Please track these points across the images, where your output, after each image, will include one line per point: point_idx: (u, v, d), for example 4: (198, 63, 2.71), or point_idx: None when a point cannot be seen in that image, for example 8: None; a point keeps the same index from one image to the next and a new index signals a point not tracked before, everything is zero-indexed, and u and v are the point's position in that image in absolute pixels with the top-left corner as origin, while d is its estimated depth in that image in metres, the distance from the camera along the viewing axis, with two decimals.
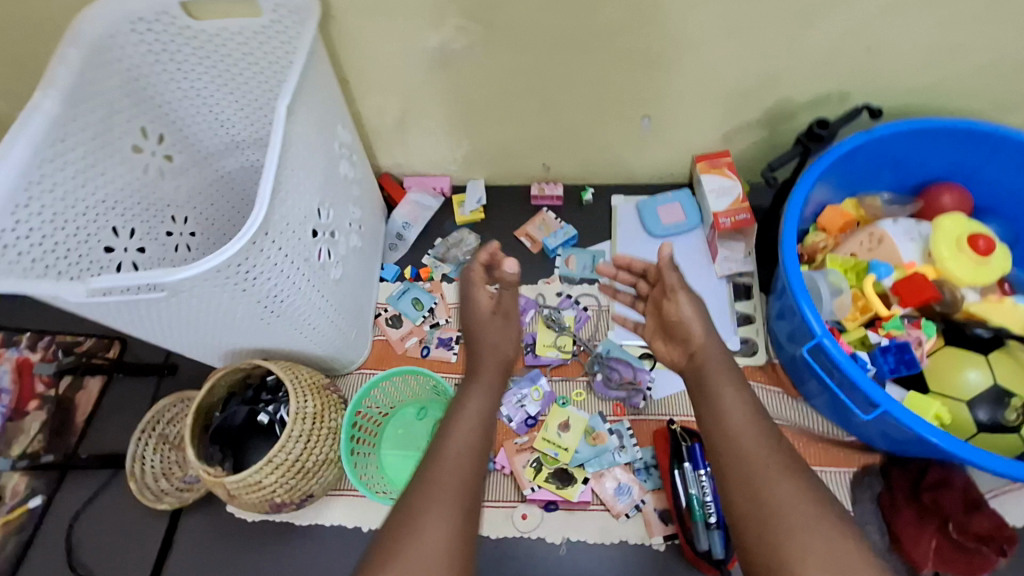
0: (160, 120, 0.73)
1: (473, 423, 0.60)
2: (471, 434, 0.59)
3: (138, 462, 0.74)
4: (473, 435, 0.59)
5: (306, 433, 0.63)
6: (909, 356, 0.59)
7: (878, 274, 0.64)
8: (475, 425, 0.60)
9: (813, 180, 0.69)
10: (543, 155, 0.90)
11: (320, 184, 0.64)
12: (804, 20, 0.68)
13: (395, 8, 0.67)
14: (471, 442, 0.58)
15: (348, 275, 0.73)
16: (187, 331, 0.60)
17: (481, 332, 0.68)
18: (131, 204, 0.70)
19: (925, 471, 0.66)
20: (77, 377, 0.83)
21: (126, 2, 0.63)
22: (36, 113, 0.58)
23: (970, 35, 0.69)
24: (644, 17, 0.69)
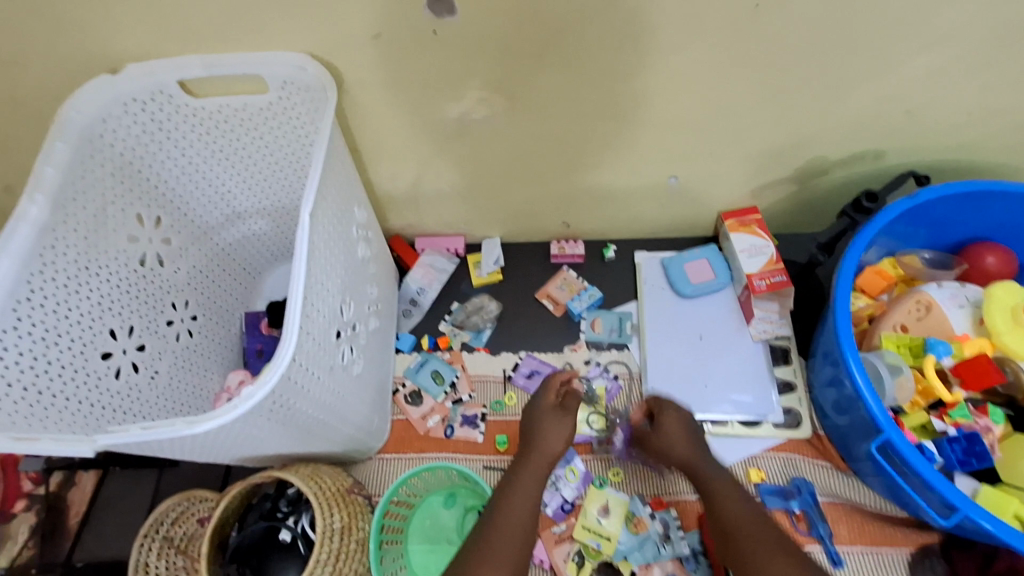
0: (157, 202, 0.67)
1: (523, 505, 0.61)
2: (521, 518, 0.60)
3: (141, 572, 0.68)
4: (524, 518, 0.60)
5: (334, 553, 0.58)
6: (979, 448, 0.56)
7: (937, 354, 0.60)
8: (527, 504, 0.62)
9: (860, 251, 0.65)
10: (563, 213, 0.85)
11: (341, 277, 0.59)
12: (845, 84, 0.65)
13: (412, 81, 0.62)
14: (522, 524, 0.60)
15: (368, 363, 0.68)
16: (201, 452, 0.54)
17: (542, 424, 0.68)
18: (127, 299, 0.65)
19: (992, 557, 0.63)
20: (68, 473, 0.77)
21: (117, 85, 0.57)
22: (22, 222, 0.54)
23: (1018, 94, 0.66)
24: (677, 85, 0.64)
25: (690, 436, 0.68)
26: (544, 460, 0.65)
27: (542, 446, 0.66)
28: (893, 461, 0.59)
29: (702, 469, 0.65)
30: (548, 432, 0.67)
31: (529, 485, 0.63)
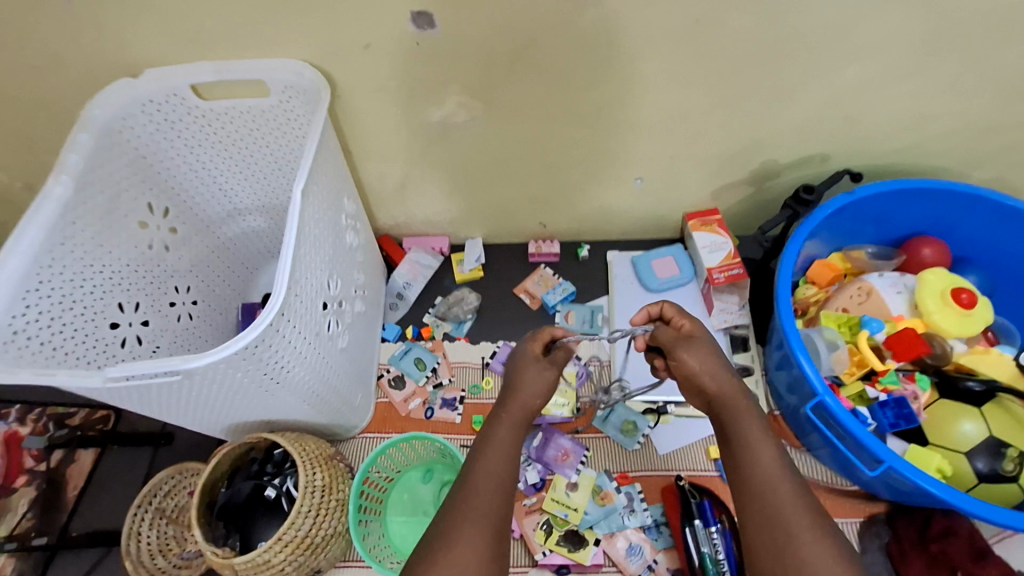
0: (165, 194, 0.74)
1: (504, 459, 0.54)
2: (501, 473, 0.53)
3: (134, 539, 0.72)
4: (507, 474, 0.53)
5: (316, 507, 0.63)
6: (907, 411, 0.62)
7: (871, 329, 0.67)
8: (507, 456, 0.54)
9: (802, 240, 0.72)
10: (539, 214, 0.92)
11: (329, 257, 0.65)
12: (788, 94, 0.71)
13: (397, 87, 0.70)
14: (503, 478, 0.53)
15: (353, 341, 0.74)
16: (196, 408, 0.59)
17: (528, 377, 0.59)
18: (134, 279, 0.71)
19: (931, 520, 0.67)
20: (68, 451, 0.81)
21: (137, 86, 0.65)
22: (47, 199, 0.59)
23: (945, 104, 0.73)
24: (637, 93, 0.71)
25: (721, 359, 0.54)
26: (524, 410, 0.57)
27: (517, 399, 0.58)
28: (832, 426, 0.64)
29: (734, 400, 0.52)
30: (528, 381, 0.59)
31: (508, 438, 0.55)
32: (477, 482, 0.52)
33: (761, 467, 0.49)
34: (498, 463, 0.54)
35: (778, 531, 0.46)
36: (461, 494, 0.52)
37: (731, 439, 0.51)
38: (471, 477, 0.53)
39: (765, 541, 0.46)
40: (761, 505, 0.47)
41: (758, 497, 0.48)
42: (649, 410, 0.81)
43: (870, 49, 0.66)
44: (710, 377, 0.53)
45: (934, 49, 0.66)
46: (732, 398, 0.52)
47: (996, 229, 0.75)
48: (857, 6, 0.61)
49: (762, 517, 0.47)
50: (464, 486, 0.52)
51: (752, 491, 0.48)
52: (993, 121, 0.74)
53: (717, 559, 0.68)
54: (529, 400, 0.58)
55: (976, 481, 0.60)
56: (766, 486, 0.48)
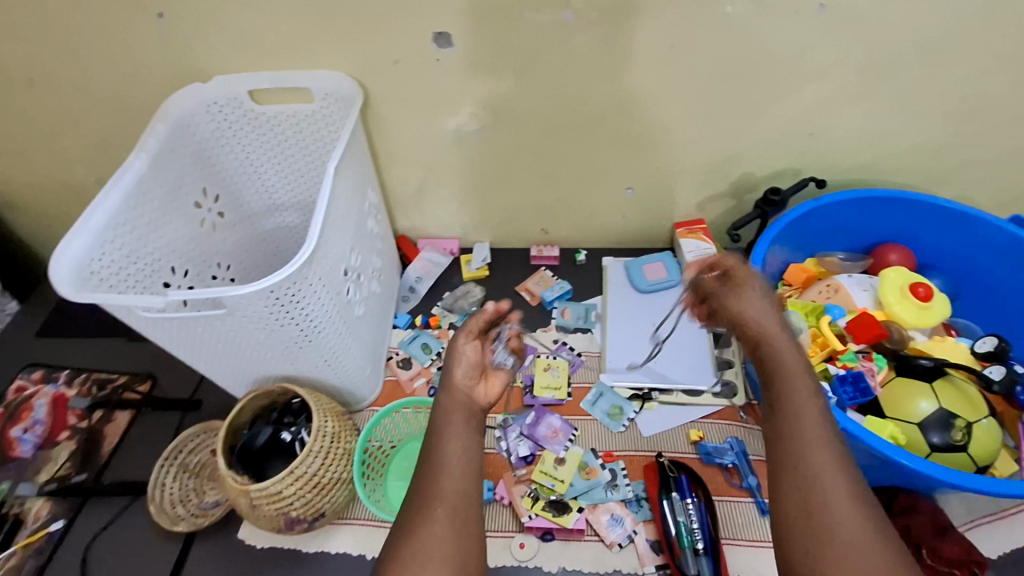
0: (218, 183, 0.87)
1: (455, 443, 0.57)
2: (452, 447, 0.56)
3: (159, 488, 0.79)
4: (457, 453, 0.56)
5: (325, 450, 0.72)
6: (863, 385, 0.71)
7: (833, 315, 0.80)
8: (464, 444, 0.57)
9: (770, 240, 0.82)
10: (542, 221, 1.01)
11: (352, 234, 0.77)
12: (759, 112, 0.81)
13: (418, 98, 0.82)
14: (466, 453, 0.56)
15: (368, 315, 0.83)
16: (228, 350, 0.69)
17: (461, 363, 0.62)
18: (185, 249, 0.83)
19: (895, 497, 0.71)
20: (107, 411, 0.90)
21: (206, 90, 0.79)
22: (128, 171, 0.72)
23: (898, 123, 0.82)
24: (627, 107, 0.82)
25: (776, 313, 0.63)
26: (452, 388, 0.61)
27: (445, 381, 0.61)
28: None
29: (774, 348, 0.60)
30: (452, 357, 0.63)
31: (452, 417, 0.59)
32: (439, 460, 0.56)
33: (799, 422, 0.55)
34: (452, 446, 0.57)
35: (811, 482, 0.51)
36: (428, 475, 0.55)
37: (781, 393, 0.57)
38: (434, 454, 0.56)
39: (799, 493, 0.51)
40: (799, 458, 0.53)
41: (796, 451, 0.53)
42: (635, 396, 0.87)
43: (824, 71, 0.76)
44: (767, 329, 0.62)
45: (878, 74, 0.76)
46: (785, 358, 0.59)
47: (951, 235, 0.86)
48: (807, 34, 0.72)
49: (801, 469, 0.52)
50: (427, 466, 0.56)
51: (792, 447, 0.53)
52: (944, 140, 0.84)
53: (692, 528, 0.72)
54: (454, 377, 0.61)
55: (930, 450, 0.68)
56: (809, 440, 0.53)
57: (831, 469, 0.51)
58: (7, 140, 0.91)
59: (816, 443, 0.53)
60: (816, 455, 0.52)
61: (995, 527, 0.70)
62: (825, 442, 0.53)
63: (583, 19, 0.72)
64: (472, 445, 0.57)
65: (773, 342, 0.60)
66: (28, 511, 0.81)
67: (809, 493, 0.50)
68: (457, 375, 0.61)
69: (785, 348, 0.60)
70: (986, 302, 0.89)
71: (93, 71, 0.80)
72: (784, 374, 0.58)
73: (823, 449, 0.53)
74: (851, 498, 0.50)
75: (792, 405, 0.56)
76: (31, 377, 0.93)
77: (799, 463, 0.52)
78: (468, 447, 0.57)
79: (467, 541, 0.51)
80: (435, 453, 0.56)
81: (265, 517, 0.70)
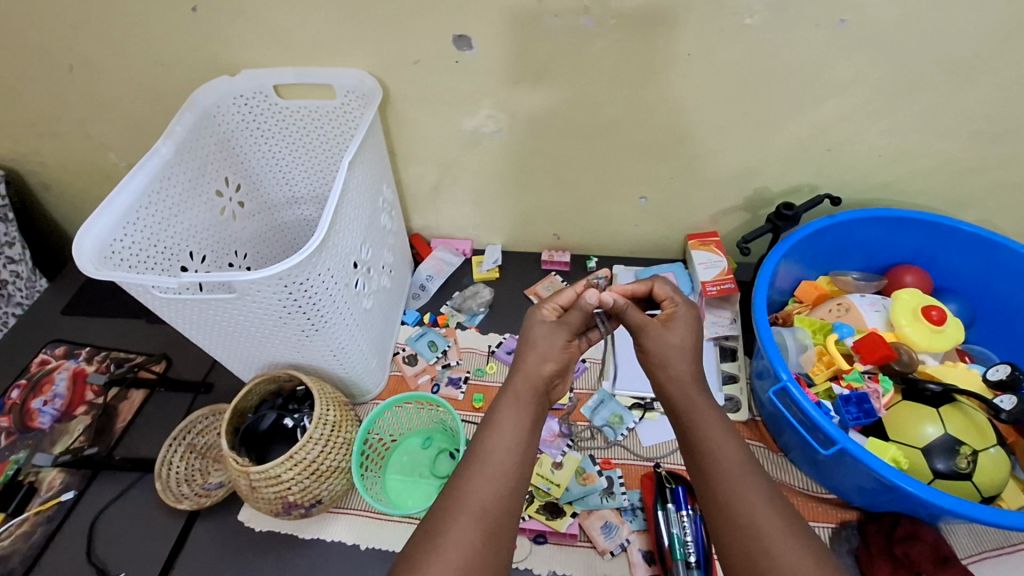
0: (240, 172, 0.90)
1: (509, 446, 0.53)
2: (505, 449, 0.53)
3: (166, 467, 0.81)
4: (507, 456, 0.53)
5: (325, 438, 0.73)
6: (867, 406, 0.71)
7: (840, 334, 0.79)
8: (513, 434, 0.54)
9: (780, 255, 0.81)
10: (554, 226, 1.02)
11: (364, 227, 0.78)
12: (774, 126, 0.81)
13: (437, 98, 0.83)
14: (511, 457, 0.53)
15: (376, 308, 0.85)
16: (238, 333, 0.72)
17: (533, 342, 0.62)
18: (204, 235, 0.85)
19: (897, 524, 0.70)
20: (122, 389, 0.93)
21: (233, 82, 0.82)
22: (154, 156, 0.75)
23: (918, 143, 0.81)
24: (643, 115, 0.82)
25: (694, 348, 0.60)
26: (528, 378, 0.59)
27: (522, 372, 0.59)
28: (793, 410, 0.70)
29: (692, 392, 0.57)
30: (537, 347, 0.61)
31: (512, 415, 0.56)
32: (488, 455, 0.52)
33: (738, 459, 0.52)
34: (504, 448, 0.53)
35: (748, 525, 0.48)
36: (466, 473, 0.52)
37: (694, 434, 0.54)
38: (480, 451, 0.53)
39: (737, 540, 0.48)
40: (731, 499, 0.49)
41: (722, 492, 0.50)
42: (636, 405, 0.87)
43: (843, 87, 0.76)
44: (680, 367, 0.58)
45: (897, 91, 0.75)
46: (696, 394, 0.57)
47: (971, 258, 0.84)
48: (828, 48, 0.72)
49: (734, 512, 0.49)
50: (474, 460, 0.53)
51: (725, 493, 0.50)
52: (968, 161, 0.82)
53: (686, 541, 0.71)
54: (539, 369, 0.59)
55: (934, 477, 0.67)
56: (732, 478, 0.50)
57: (763, 507, 0.49)
58: (45, 123, 0.95)
59: (743, 481, 0.50)
60: (743, 493, 0.50)
61: (1006, 561, 0.68)
62: (751, 478, 0.50)
63: (603, 26, 0.72)
64: (524, 449, 0.54)
65: (684, 379, 0.58)
66: (42, 480, 0.84)
67: (748, 538, 0.47)
68: (544, 369, 0.60)
69: (689, 380, 0.58)
70: (1004, 331, 0.86)
71: (128, 61, 0.84)
72: (695, 412, 0.56)
73: (752, 485, 0.50)
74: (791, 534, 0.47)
75: (710, 444, 0.53)
76: (54, 351, 0.98)
77: (728, 506, 0.49)
78: (521, 451, 0.54)
79: (492, 553, 0.48)
80: (480, 451, 0.53)
81: (264, 499, 0.71)
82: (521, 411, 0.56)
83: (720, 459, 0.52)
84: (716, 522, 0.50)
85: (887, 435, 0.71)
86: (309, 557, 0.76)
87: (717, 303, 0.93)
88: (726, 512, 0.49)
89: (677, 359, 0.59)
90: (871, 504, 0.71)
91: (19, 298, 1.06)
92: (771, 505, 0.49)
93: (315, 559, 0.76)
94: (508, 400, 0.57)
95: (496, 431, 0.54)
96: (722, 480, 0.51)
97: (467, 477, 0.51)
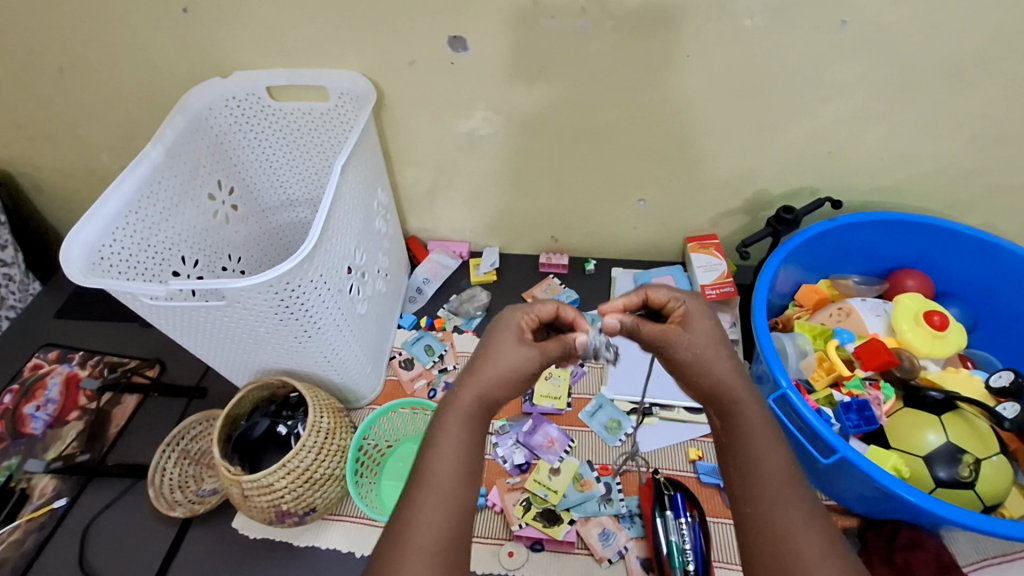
0: (232, 175, 0.89)
1: (453, 469, 0.49)
2: (452, 475, 0.48)
3: (159, 473, 0.81)
4: (454, 482, 0.48)
5: (318, 445, 0.72)
6: (868, 413, 0.70)
7: (841, 339, 0.78)
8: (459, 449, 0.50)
9: (780, 260, 0.80)
10: (552, 228, 1.00)
11: (358, 232, 0.78)
12: (773, 128, 0.80)
13: (432, 101, 0.82)
14: (455, 477, 0.49)
15: (371, 313, 0.84)
16: (229, 340, 0.71)
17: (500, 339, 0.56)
18: (197, 239, 0.85)
19: (897, 533, 0.69)
20: (115, 394, 0.92)
21: (225, 85, 0.81)
22: (144, 160, 0.74)
23: (919, 146, 0.80)
24: (640, 117, 0.81)
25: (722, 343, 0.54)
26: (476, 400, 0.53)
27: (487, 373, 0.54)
28: (792, 417, 0.69)
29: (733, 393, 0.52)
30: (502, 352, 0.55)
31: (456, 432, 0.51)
32: (434, 476, 0.48)
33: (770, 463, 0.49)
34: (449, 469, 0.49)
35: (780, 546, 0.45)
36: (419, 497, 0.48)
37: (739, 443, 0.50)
38: (428, 477, 0.48)
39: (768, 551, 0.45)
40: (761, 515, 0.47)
41: (761, 512, 0.47)
42: (635, 410, 0.86)
43: (843, 89, 0.75)
44: (715, 368, 0.53)
45: (897, 95, 0.74)
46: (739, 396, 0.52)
47: (971, 262, 0.83)
48: (828, 50, 0.71)
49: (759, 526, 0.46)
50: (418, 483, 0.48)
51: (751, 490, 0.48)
52: (971, 165, 0.81)
53: (684, 549, 0.70)
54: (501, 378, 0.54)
55: (936, 485, 0.67)
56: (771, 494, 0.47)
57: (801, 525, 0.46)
58: (37, 126, 0.94)
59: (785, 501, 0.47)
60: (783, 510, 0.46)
61: (1009, 568, 0.67)
62: (788, 493, 0.47)
63: (599, 28, 0.71)
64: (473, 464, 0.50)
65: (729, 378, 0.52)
66: (34, 487, 0.83)
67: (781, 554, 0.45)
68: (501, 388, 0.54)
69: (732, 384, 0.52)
70: (1006, 335, 0.85)
71: (120, 64, 0.83)
72: (737, 419, 0.51)
73: (793, 504, 0.47)
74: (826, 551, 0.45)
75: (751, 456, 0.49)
76: (46, 356, 0.96)
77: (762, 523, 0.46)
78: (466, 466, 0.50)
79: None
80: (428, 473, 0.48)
81: (256, 508, 0.70)
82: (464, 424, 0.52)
83: (755, 468, 0.48)
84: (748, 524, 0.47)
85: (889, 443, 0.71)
86: (303, 564, 0.76)
87: (716, 307, 0.92)
88: (760, 533, 0.46)
89: (713, 359, 0.53)
90: (872, 512, 0.70)
91: (12, 301, 1.05)
92: (807, 524, 0.46)
93: (310, 566, 0.76)
94: (452, 417, 0.52)
95: (443, 446, 0.50)
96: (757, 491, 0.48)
97: (416, 505, 0.47)
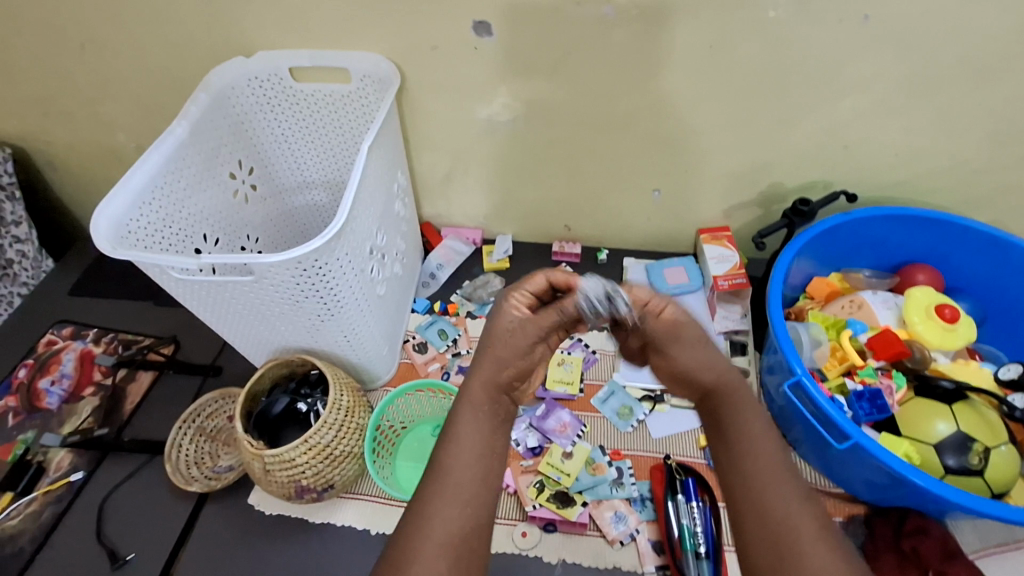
0: (252, 156, 0.90)
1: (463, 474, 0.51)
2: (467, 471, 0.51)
3: (175, 449, 0.82)
4: (468, 478, 0.50)
5: (339, 423, 0.73)
6: (880, 402, 0.72)
7: (854, 330, 0.80)
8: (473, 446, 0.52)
9: (795, 251, 0.81)
10: (566, 217, 1.01)
11: (379, 214, 0.78)
12: (791, 121, 0.81)
13: (453, 87, 0.83)
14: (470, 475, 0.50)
15: (389, 295, 0.85)
16: (251, 317, 0.72)
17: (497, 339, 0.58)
18: (217, 217, 0.85)
19: (904, 520, 0.70)
20: (131, 371, 0.93)
21: (249, 65, 0.81)
22: (170, 136, 0.74)
23: (933, 142, 0.81)
24: (657, 108, 0.82)
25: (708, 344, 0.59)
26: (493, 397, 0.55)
27: (479, 379, 0.56)
28: (806, 403, 0.71)
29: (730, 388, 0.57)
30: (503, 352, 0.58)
31: (475, 430, 0.53)
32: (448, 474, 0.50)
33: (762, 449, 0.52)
34: (464, 466, 0.51)
35: (776, 525, 0.47)
36: (433, 501, 0.49)
37: (737, 430, 0.54)
38: (441, 472, 0.51)
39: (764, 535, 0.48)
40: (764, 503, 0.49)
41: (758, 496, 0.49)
42: (646, 397, 0.87)
43: (862, 84, 0.76)
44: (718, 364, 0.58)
45: (914, 92, 0.76)
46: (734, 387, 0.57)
47: (982, 258, 0.85)
48: (850, 45, 0.72)
49: (756, 507, 0.49)
50: (433, 480, 0.50)
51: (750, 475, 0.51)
52: (984, 161, 0.82)
53: (695, 532, 0.72)
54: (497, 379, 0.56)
55: (945, 472, 0.68)
56: (765, 477, 0.50)
57: (790, 497, 0.49)
58: (55, 102, 0.94)
59: (775, 475, 0.50)
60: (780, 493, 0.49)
61: (1009, 559, 0.69)
62: (784, 478, 0.50)
63: (624, 16, 0.72)
64: (486, 465, 0.52)
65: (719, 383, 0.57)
66: (50, 461, 0.84)
67: (779, 540, 0.47)
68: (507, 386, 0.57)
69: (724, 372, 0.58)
70: (1013, 331, 0.87)
71: (142, 42, 0.83)
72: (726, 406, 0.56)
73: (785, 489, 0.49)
74: (819, 535, 0.47)
75: (742, 440, 0.53)
76: (61, 332, 0.97)
77: (761, 507, 0.49)
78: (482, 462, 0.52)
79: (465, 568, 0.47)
80: (444, 468, 0.51)
81: (277, 482, 0.72)
82: (480, 426, 0.54)
83: (750, 464, 0.51)
84: (741, 508, 0.50)
85: (899, 431, 0.72)
86: (320, 541, 0.77)
87: (728, 298, 0.93)
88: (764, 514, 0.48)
89: (710, 356, 0.58)
90: (878, 498, 0.72)
91: (25, 278, 1.06)
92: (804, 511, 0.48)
93: (326, 543, 0.77)
94: (471, 415, 0.54)
95: (458, 452, 0.52)
96: (751, 472, 0.51)
97: (429, 501, 0.49)
